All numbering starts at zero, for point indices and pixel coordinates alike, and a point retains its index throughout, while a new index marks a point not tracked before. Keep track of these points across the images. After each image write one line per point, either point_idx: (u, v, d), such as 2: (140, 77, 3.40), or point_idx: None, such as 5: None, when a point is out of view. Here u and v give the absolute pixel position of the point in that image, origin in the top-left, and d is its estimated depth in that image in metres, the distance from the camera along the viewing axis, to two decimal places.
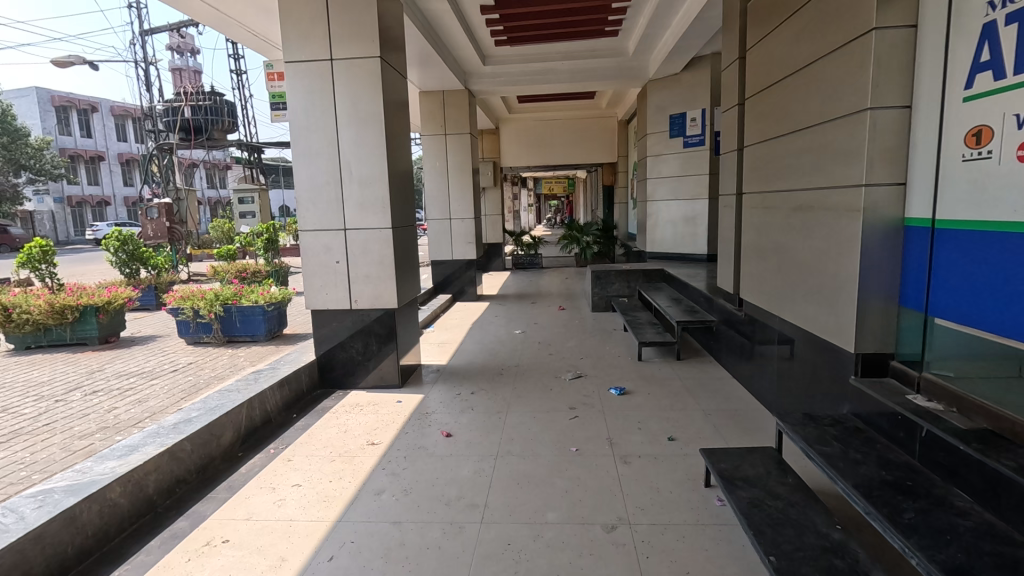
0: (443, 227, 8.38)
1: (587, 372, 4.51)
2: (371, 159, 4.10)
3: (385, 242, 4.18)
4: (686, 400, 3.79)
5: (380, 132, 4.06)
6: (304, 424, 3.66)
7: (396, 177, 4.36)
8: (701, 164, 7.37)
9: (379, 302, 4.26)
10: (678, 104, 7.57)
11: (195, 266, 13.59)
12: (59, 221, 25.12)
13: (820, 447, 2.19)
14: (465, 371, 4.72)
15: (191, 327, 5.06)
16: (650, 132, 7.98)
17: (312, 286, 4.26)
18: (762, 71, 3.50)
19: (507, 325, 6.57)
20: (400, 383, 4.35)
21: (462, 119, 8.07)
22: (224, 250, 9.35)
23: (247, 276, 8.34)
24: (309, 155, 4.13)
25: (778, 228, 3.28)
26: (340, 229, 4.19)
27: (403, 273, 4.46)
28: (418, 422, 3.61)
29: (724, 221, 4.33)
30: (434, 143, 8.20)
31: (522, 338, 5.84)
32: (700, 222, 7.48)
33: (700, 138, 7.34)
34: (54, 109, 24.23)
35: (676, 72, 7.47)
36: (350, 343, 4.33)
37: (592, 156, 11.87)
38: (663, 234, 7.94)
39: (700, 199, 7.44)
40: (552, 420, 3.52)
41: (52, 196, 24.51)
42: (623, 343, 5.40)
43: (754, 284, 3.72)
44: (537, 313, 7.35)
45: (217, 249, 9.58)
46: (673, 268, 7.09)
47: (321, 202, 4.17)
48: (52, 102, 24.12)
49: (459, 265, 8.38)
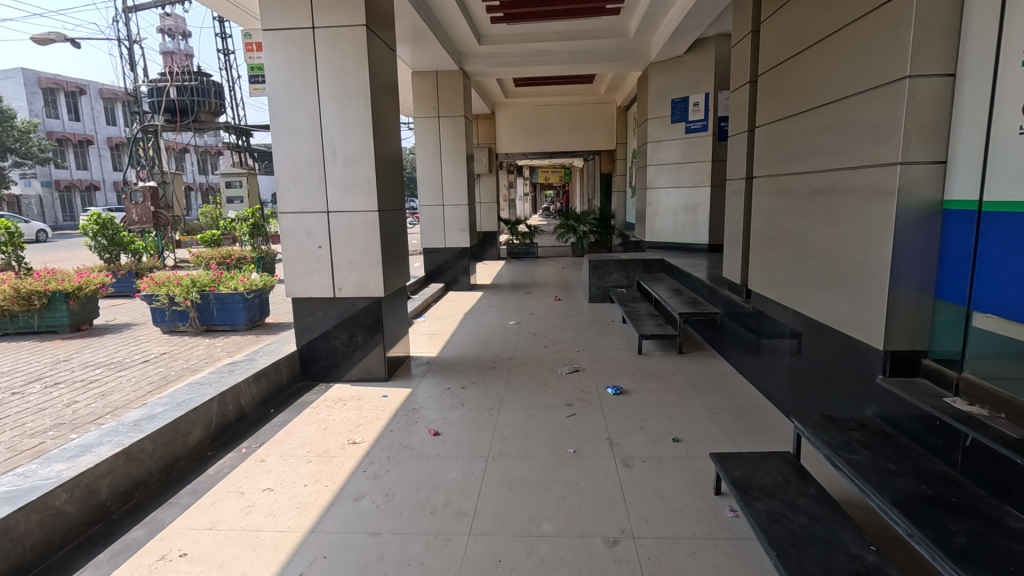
0: (436, 214, 8.10)
1: (584, 365, 4.28)
2: (356, 137, 3.82)
3: (371, 226, 3.91)
4: (689, 396, 3.57)
5: (367, 107, 3.78)
6: (281, 421, 3.41)
7: (384, 158, 4.08)
8: (703, 150, 7.11)
9: (365, 290, 3.99)
10: (680, 88, 7.29)
11: (183, 252, 13.25)
12: (47, 206, 24.61)
13: (847, 455, 1.98)
14: (456, 364, 4.49)
15: (167, 315, 4.79)
16: (650, 117, 7.70)
17: (293, 273, 3.99)
18: (779, 44, 3.24)
19: (501, 315, 6.34)
20: (386, 377, 4.11)
21: (456, 101, 7.76)
22: (208, 236, 9.10)
23: (232, 262, 8.05)
24: (290, 132, 3.84)
25: (794, 214, 3.04)
26: (323, 212, 3.91)
27: (390, 259, 4.20)
28: (404, 419, 3.38)
29: (731, 207, 4.08)
30: (427, 126, 7.90)
31: (516, 329, 5.61)
32: (700, 211, 7.24)
33: (702, 123, 7.07)
34: (41, 91, 23.68)
35: (679, 54, 7.18)
36: (333, 333, 4.07)
37: (590, 142, 11.55)
38: (662, 223, 7.71)
39: (701, 187, 7.19)
40: (547, 417, 3.29)
41: (40, 180, 24.00)
42: (622, 335, 5.17)
43: (764, 274, 3.48)
44: (533, 303, 7.12)
45: (201, 235, 9.27)
46: (674, 258, 6.86)
47: (303, 183, 3.89)
48: (39, 84, 23.57)
49: (452, 253, 8.13)
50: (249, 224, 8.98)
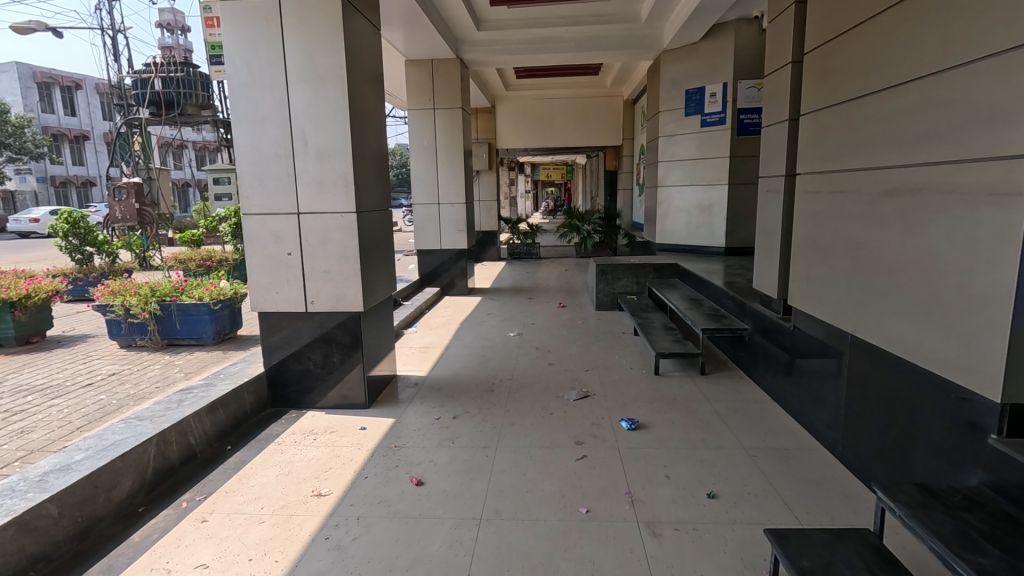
0: (431, 213, 7.53)
1: (594, 390, 3.74)
2: (330, 125, 3.26)
3: (348, 230, 3.36)
4: (720, 432, 3.03)
5: (344, 92, 3.22)
6: (238, 461, 2.88)
7: (366, 151, 3.53)
8: (720, 145, 6.56)
9: (342, 304, 3.44)
10: (695, 77, 6.72)
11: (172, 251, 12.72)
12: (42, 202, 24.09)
13: (969, 556, 1.44)
14: (448, 386, 3.95)
15: (123, 328, 4.26)
16: (662, 109, 7.14)
17: (258, 284, 3.45)
18: (838, 11, 2.68)
19: (501, 325, 5.80)
20: (367, 404, 3.58)
21: (452, 92, 7.21)
22: (188, 235, 8.58)
23: (212, 264, 7.53)
24: (255, 119, 3.30)
25: (858, 219, 2.49)
26: (293, 213, 3.37)
27: (371, 268, 3.66)
28: (384, 461, 2.84)
29: (766, 209, 3.53)
30: (421, 119, 7.33)
31: (517, 342, 5.07)
32: (716, 211, 6.70)
33: (720, 116, 6.52)
34: (36, 86, 23.14)
35: (694, 41, 6.63)
36: (306, 353, 3.54)
37: (596, 138, 10.98)
38: (674, 224, 7.16)
39: (718, 185, 6.64)
40: (553, 461, 2.76)
41: (35, 176, 23.54)
42: (634, 351, 4.64)
43: (811, 290, 2.94)
44: (535, 310, 6.58)
45: (181, 234, 8.74)
46: (688, 262, 6.34)
47: (270, 179, 3.35)
48: (34, 79, 23.04)
49: (449, 255, 7.59)
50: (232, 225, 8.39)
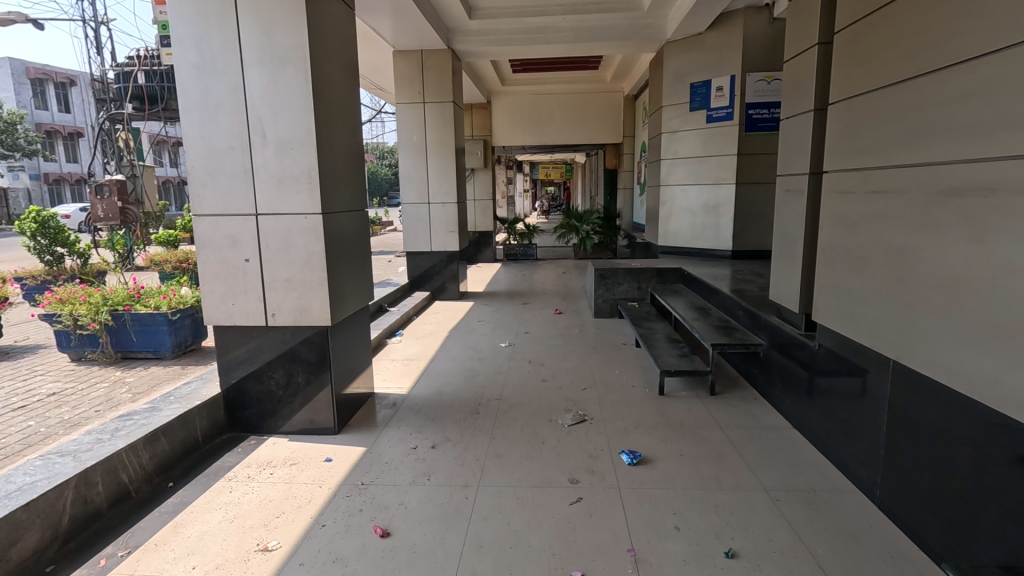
0: (421, 213, 7.12)
1: (591, 413, 3.35)
2: (292, 114, 2.86)
3: (313, 233, 2.96)
4: (736, 469, 2.64)
5: (305, 75, 2.82)
6: (179, 503, 2.49)
7: (335, 144, 3.13)
8: (727, 142, 6.17)
9: (306, 317, 3.05)
10: (700, 70, 6.32)
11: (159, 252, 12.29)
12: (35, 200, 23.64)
13: None
14: (429, 406, 3.56)
15: (73, 339, 3.86)
16: (665, 104, 6.74)
17: (212, 295, 3.05)
18: None
19: (493, 333, 5.41)
20: (336, 429, 3.18)
21: (443, 85, 6.80)
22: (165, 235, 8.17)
23: (190, 266, 7.13)
24: (205, 107, 2.89)
25: (905, 224, 2.10)
26: (251, 214, 2.97)
27: (342, 276, 3.26)
28: (347, 503, 2.44)
29: (786, 211, 3.13)
30: (410, 113, 6.94)
31: (508, 353, 4.67)
32: (722, 211, 6.32)
33: (727, 111, 6.12)
34: (30, 83, 22.67)
35: (699, 32, 6.22)
36: (267, 373, 3.15)
37: (595, 135, 10.57)
38: (677, 225, 6.78)
39: (724, 184, 6.25)
40: (543, 506, 2.36)
41: (29, 173, 23.10)
42: (636, 365, 4.25)
43: (842, 306, 2.54)
44: (530, 316, 6.19)
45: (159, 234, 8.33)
46: (692, 266, 5.95)
47: (224, 176, 2.94)
48: (27, 74, 22.56)
49: (439, 257, 7.19)
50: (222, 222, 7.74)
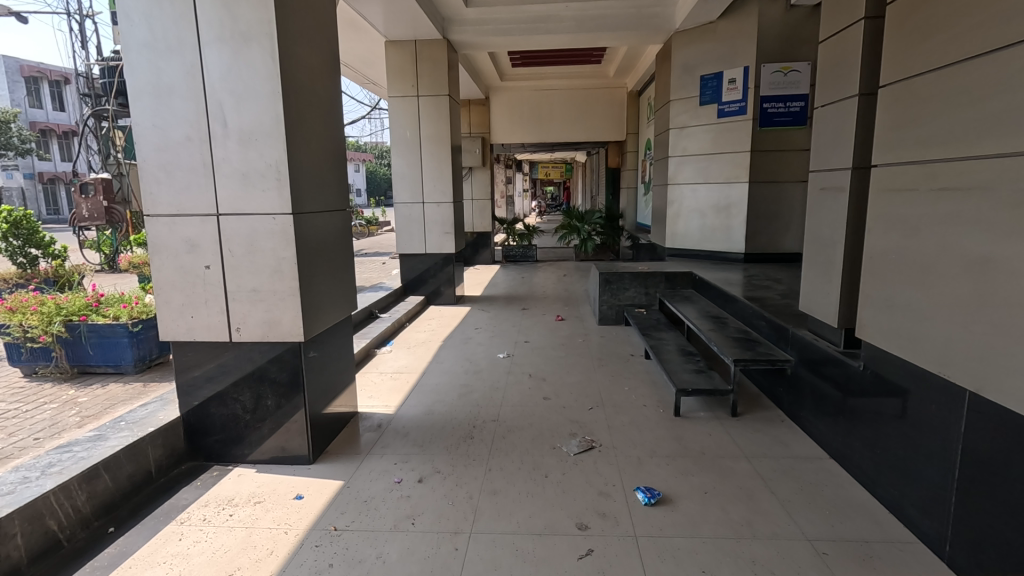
0: (415, 213, 6.74)
1: (599, 438, 2.98)
2: (257, 100, 2.48)
3: (282, 236, 2.59)
4: (771, 512, 2.27)
5: (272, 55, 2.44)
6: (117, 554, 2.11)
7: (310, 136, 2.76)
8: (740, 138, 5.80)
9: (276, 332, 2.67)
10: (711, 62, 5.96)
11: None
12: (31, 199, 23.15)
13: None
14: (418, 430, 3.19)
15: (24, 353, 3.48)
16: (673, 97, 6.38)
17: (169, 306, 2.68)
18: None
19: (490, 343, 5.04)
20: (311, 459, 2.81)
21: (438, 77, 6.43)
22: None
23: None
24: (158, 92, 2.51)
25: (988, 228, 1.73)
26: (212, 214, 2.59)
27: (319, 285, 2.89)
28: (314, 557, 2.06)
29: (821, 212, 2.76)
30: (404, 108, 6.56)
31: (507, 366, 4.29)
32: (734, 212, 5.95)
33: (740, 105, 5.75)
34: (24, 81, 22.23)
35: (710, 20, 5.85)
36: (233, 395, 2.77)
37: (597, 133, 10.20)
38: (686, 226, 6.42)
39: (736, 183, 5.89)
40: (547, 561, 1.99)
41: (24, 173, 22.66)
42: (646, 380, 3.88)
43: (897, 324, 2.17)
44: (529, 323, 5.81)
45: None
46: (703, 271, 5.59)
47: (181, 170, 2.56)
48: (21, 73, 22.12)
49: (435, 260, 6.82)
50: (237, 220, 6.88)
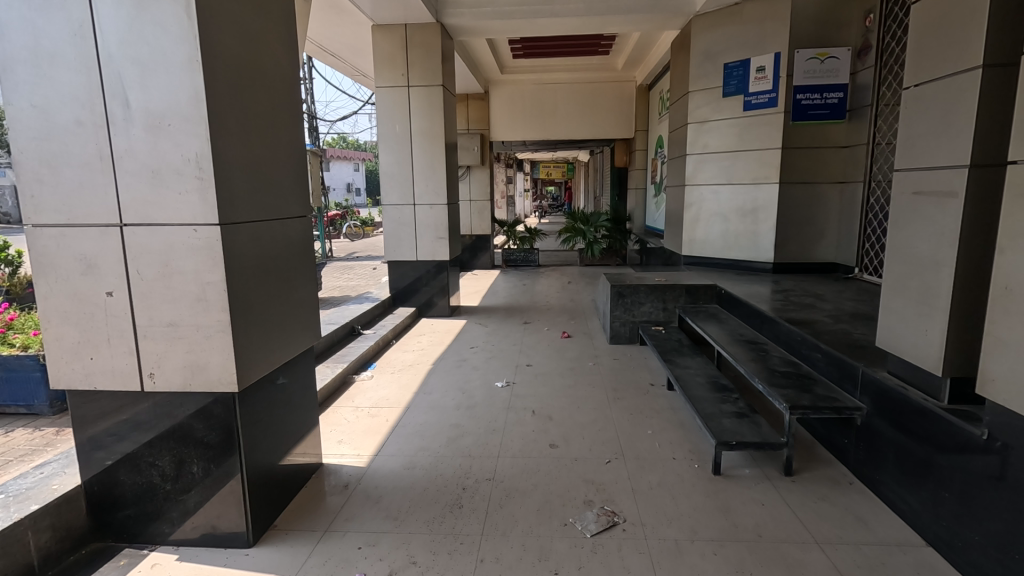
0: (405, 217, 6.10)
1: (624, 510, 2.34)
2: (167, 70, 1.84)
3: (205, 254, 1.94)
4: None
5: (186, 8, 1.79)
6: None
7: (251, 122, 2.11)
8: (770, 133, 5.17)
9: (202, 379, 2.03)
10: (736, 48, 5.32)
11: None
12: None
13: None
14: (394, 493, 2.55)
15: None
16: (693, 89, 5.73)
17: (62, 345, 2.03)
18: None
19: (488, 366, 4.39)
20: (250, 542, 2.17)
21: (431, 65, 5.79)
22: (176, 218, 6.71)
23: None
24: (36, 59, 1.86)
25: None
26: (113, 224, 1.94)
27: (267, 314, 2.25)
28: None
29: (919, 223, 2.11)
30: (393, 100, 5.91)
31: (506, 399, 3.65)
32: (762, 216, 5.32)
33: (770, 96, 5.11)
34: None
35: (736, 2, 5.22)
36: (147, 459, 2.13)
37: (604, 129, 9.57)
38: (706, 232, 5.78)
39: (765, 184, 5.26)
40: None
41: None
42: (673, 421, 3.23)
43: None
44: (532, 341, 5.17)
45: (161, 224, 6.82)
46: (729, 284, 4.96)
47: (71, 165, 1.92)
48: None
49: (427, 267, 6.18)
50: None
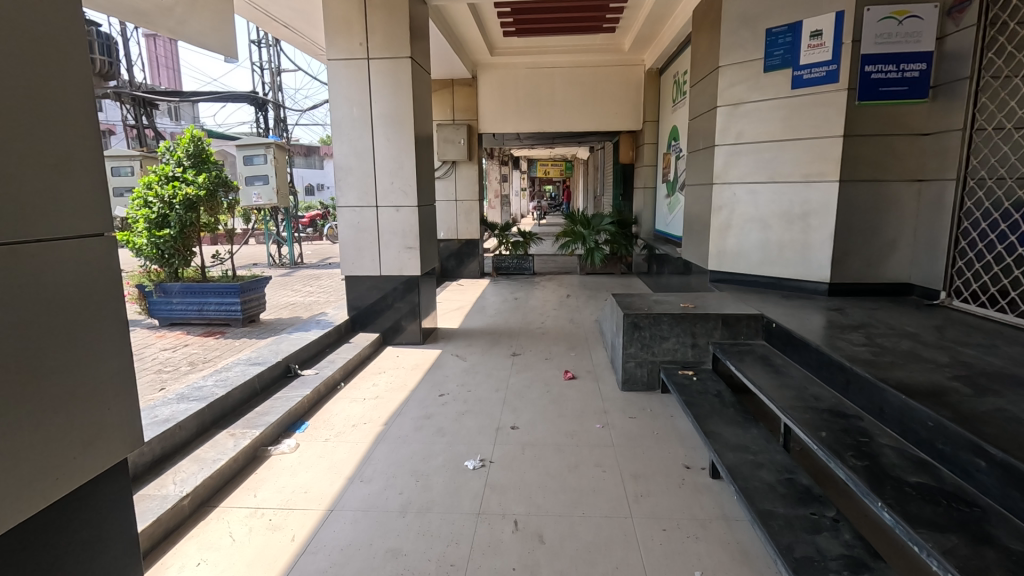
0: (366, 221, 4.93)
1: None
2: None
3: None
4: None
5: None
6: None
7: None
8: (827, 117, 4.03)
9: None
10: (781, 7, 4.16)
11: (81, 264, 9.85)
12: None
13: None
14: None
15: None
16: (724, 63, 4.59)
17: None
18: None
19: (458, 426, 3.25)
20: None
21: (395, 31, 4.62)
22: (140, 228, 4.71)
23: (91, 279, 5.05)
24: None
25: None
26: None
27: None
28: None
29: None
30: (349, 76, 4.74)
31: (478, 495, 2.51)
32: (814, 222, 4.20)
33: (829, 69, 3.96)
34: None
35: None
36: None
37: (608, 120, 8.44)
38: (739, 241, 4.65)
39: (818, 183, 4.13)
40: None
41: None
42: (732, 550, 2.09)
43: None
44: (522, 382, 4.03)
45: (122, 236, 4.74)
46: (777, 311, 3.81)
47: None
48: None
49: (395, 283, 5.02)
50: (180, 189, 4.58)
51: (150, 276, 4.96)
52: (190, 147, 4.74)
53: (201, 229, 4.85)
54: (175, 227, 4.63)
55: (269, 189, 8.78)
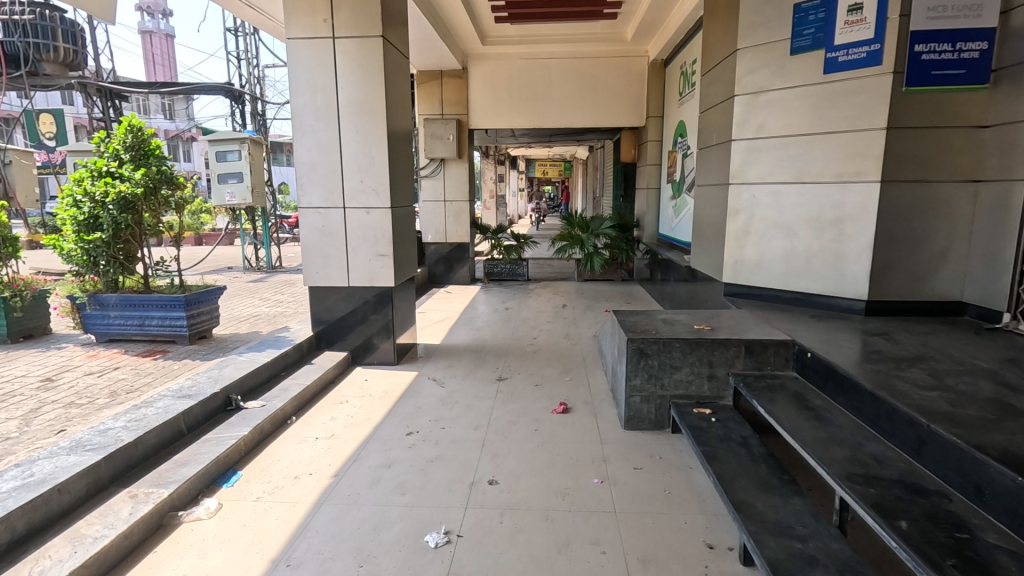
0: (333, 225, 4.31)
1: None
2: None
3: None
4: None
5: None
6: None
7: None
8: (867, 107, 3.42)
9: None
10: None
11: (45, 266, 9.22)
12: None
13: None
14: None
15: None
16: (743, 45, 3.98)
17: None
18: None
19: (423, 480, 2.63)
20: None
21: (365, 8, 4.02)
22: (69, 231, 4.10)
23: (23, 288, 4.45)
24: None
25: None
26: None
27: None
28: None
29: None
30: (313, 59, 4.13)
31: None
32: (850, 230, 3.59)
33: (871, 49, 3.35)
34: None
35: None
36: None
37: (609, 116, 7.84)
38: (759, 249, 4.05)
39: (856, 183, 3.52)
40: None
41: None
42: None
43: None
44: (507, 416, 3.41)
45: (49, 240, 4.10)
46: (809, 335, 3.20)
47: None
48: None
49: (365, 295, 4.41)
50: (112, 186, 3.97)
51: (84, 286, 4.31)
52: (128, 138, 4.10)
53: (141, 231, 4.25)
54: (107, 231, 4.02)
55: (243, 187, 8.16)
